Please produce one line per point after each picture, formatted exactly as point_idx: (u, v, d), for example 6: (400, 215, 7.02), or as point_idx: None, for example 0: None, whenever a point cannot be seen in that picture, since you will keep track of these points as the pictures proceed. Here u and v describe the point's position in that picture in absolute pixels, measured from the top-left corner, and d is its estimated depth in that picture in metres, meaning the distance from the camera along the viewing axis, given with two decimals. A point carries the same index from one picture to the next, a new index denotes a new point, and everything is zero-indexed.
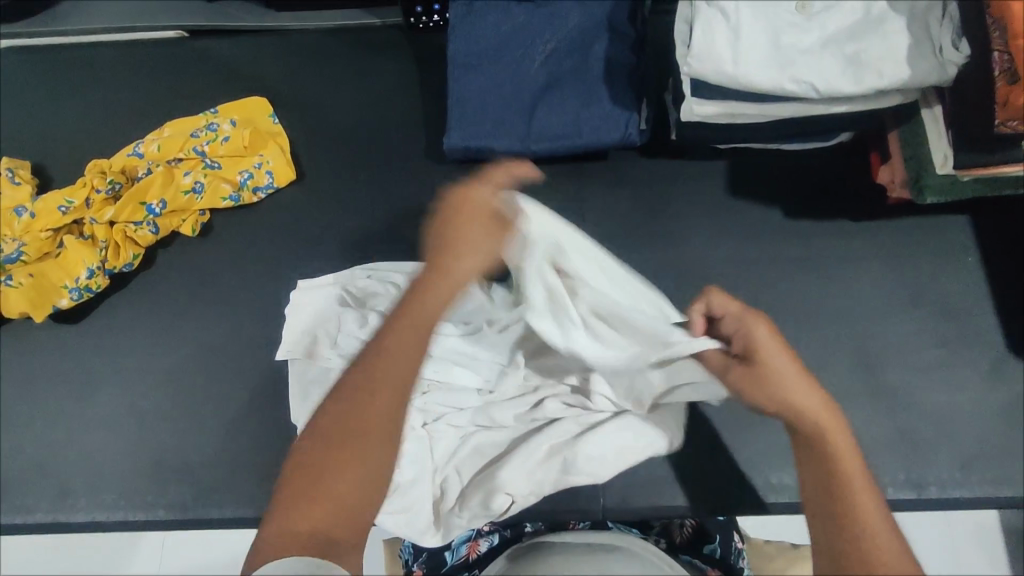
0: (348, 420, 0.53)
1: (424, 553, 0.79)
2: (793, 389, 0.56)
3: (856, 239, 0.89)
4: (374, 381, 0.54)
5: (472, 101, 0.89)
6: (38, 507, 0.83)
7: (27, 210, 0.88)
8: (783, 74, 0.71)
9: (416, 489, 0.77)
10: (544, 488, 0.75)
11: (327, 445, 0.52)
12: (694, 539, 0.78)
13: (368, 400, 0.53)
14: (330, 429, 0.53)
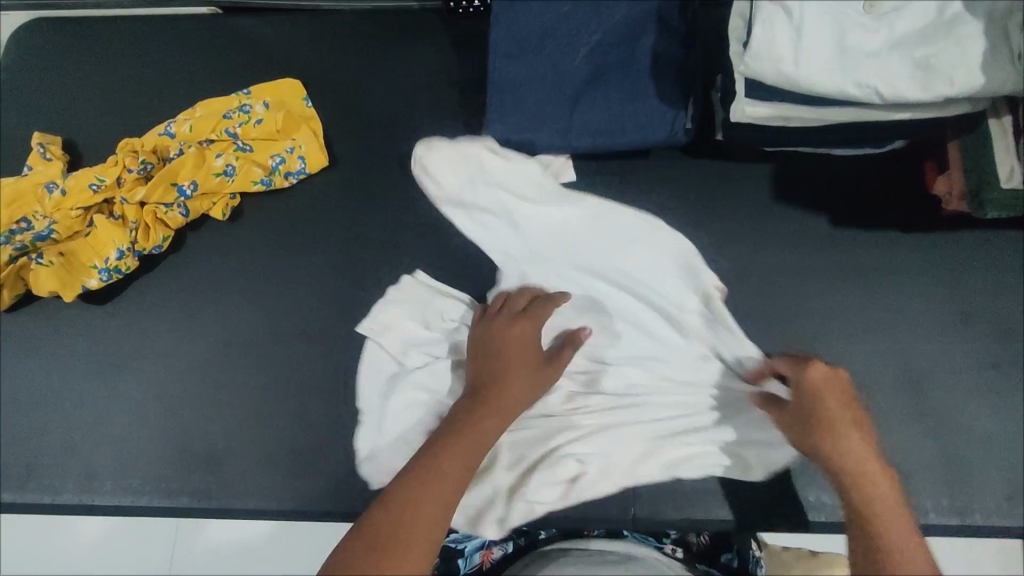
0: (402, 526, 0.60)
1: (437, 558, 0.80)
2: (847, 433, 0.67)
3: (903, 252, 0.86)
4: (426, 476, 0.64)
5: (512, 91, 0.86)
6: (64, 488, 0.82)
7: (58, 187, 0.86)
8: (846, 77, 0.68)
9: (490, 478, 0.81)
10: (621, 480, 0.80)
11: (372, 553, 0.57)
12: (711, 549, 0.81)
13: (416, 517, 0.61)
14: (381, 538, 0.59)
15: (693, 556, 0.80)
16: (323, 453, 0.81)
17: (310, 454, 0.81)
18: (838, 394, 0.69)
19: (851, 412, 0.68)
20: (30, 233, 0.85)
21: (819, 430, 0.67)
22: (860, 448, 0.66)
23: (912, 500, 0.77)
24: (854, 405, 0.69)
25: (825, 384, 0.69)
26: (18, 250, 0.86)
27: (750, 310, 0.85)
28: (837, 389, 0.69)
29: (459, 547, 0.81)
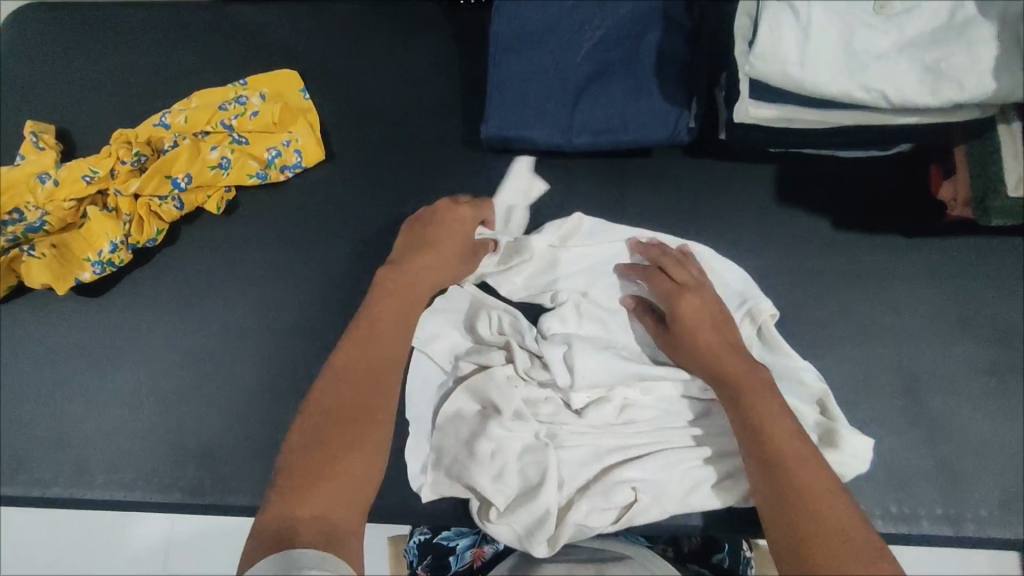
0: (345, 406, 0.66)
1: (429, 555, 0.81)
2: (707, 330, 0.75)
3: (905, 257, 0.85)
4: (361, 368, 0.69)
5: (513, 87, 0.86)
6: (54, 482, 0.81)
7: (51, 177, 0.85)
8: (853, 79, 0.66)
9: (538, 498, 0.72)
10: (673, 506, 0.74)
11: (327, 435, 0.63)
12: (703, 551, 0.81)
13: (358, 394, 0.67)
14: (331, 414, 0.65)
15: (684, 556, 0.80)
16: None
17: None
18: (701, 309, 0.76)
19: (713, 319, 0.76)
20: (22, 225, 0.85)
21: (690, 345, 0.75)
22: (723, 344, 0.74)
23: (907, 509, 0.76)
24: (719, 311, 0.77)
25: (689, 301, 0.76)
26: (10, 242, 0.85)
27: None
28: (700, 303, 0.76)
29: (451, 544, 0.81)
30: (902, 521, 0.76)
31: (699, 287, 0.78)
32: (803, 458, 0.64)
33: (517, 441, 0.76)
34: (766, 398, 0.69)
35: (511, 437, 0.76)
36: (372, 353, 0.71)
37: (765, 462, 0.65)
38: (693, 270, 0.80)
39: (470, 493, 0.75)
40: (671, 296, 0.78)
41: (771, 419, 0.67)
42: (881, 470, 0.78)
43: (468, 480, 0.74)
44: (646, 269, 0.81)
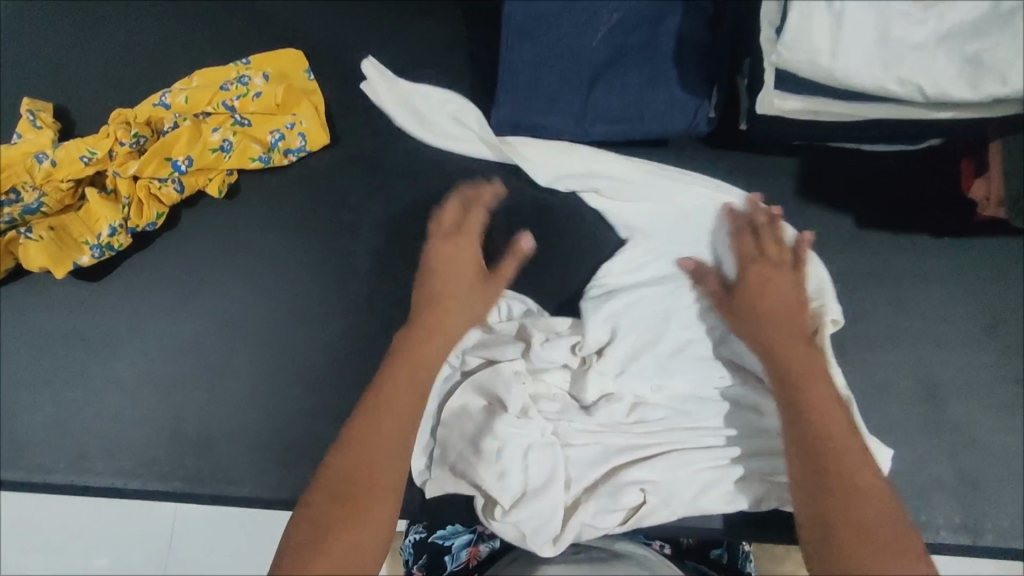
0: (357, 476, 0.60)
1: (425, 554, 0.79)
2: (770, 298, 0.71)
3: (932, 258, 0.82)
4: (370, 435, 0.62)
5: (525, 72, 0.83)
6: (54, 468, 0.80)
7: (47, 157, 0.82)
8: (888, 72, 0.63)
9: (543, 496, 0.71)
10: (681, 508, 0.72)
11: (337, 504, 0.59)
12: (701, 548, 0.80)
13: (371, 470, 0.61)
14: (337, 487, 0.60)
15: (681, 552, 0.79)
16: (318, 442, 0.79)
17: (305, 444, 0.79)
18: (767, 280, 0.72)
19: (785, 295, 0.71)
20: (18, 206, 0.82)
21: (747, 306, 0.72)
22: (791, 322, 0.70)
23: (925, 517, 0.74)
24: (792, 288, 0.72)
25: (760, 272, 0.73)
26: (7, 224, 0.83)
27: None
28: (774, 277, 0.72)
29: (447, 543, 0.79)
30: (919, 529, 0.74)
31: (779, 263, 0.74)
32: (842, 444, 0.61)
33: (523, 439, 0.74)
34: (820, 386, 0.65)
35: (518, 434, 0.74)
36: (385, 417, 0.64)
37: (800, 434, 0.63)
38: (783, 248, 0.75)
39: (475, 490, 0.74)
40: (744, 265, 0.74)
41: (821, 399, 0.64)
42: (900, 477, 0.75)
43: (473, 477, 0.73)
44: (739, 227, 0.78)
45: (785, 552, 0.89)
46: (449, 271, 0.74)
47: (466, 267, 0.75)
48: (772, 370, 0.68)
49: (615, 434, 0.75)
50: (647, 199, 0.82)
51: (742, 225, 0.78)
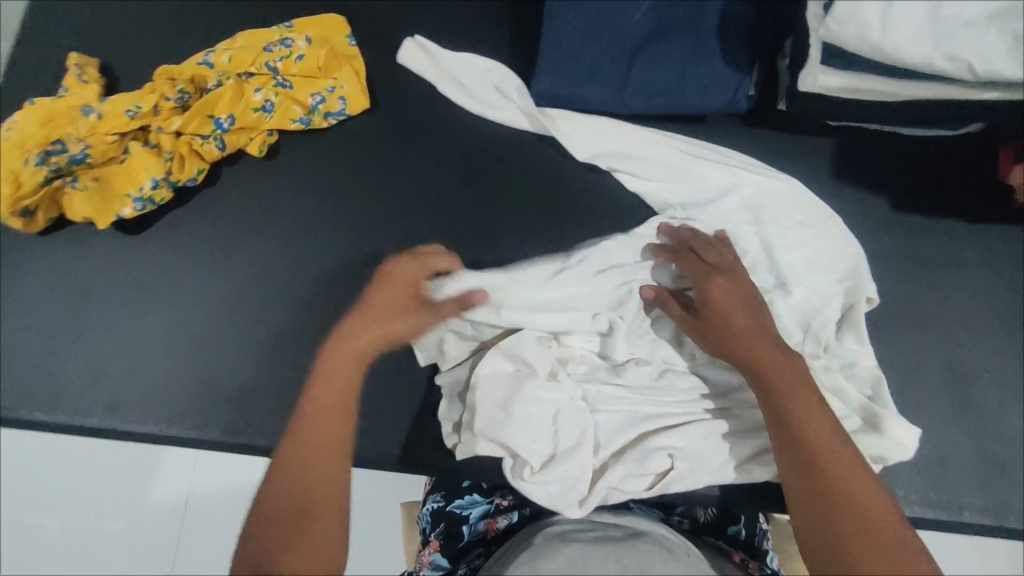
0: (297, 499, 0.60)
1: (442, 522, 0.78)
2: (740, 313, 0.68)
3: (966, 243, 0.82)
4: (309, 456, 0.62)
5: (568, 43, 0.83)
6: (92, 413, 0.82)
7: (94, 110, 0.84)
8: (937, 48, 0.63)
9: (574, 458, 0.72)
10: (708, 476, 0.74)
11: (278, 527, 0.59)
12: (717, 523, 0.78)
13: (308, 487, 0.61)
14: (275, 511, 0.60)
15: (699, 528, 0.77)
16: None
17: None
18: (736, 297, 0.70)
19: (745, 306, 0.69)
20: (65, 156, 0.82)
21: (720, 326, 0.68)
22: (764, 336, 0.67)
23: (950, 497, 0.75)
24: (751, 297, 0.70)
25: (719, 286, 0.70)
26: (53, 172, 0.83)
27: None
28: (730, 287, 0.70)
29: (464, 514, 0.78)
30: (943, 508, 0.75)
31: (732, 273, 0.72)
32: (836, 457, 0.59)
33: (552, 404, 0.75)
34: (801, 394, 0.63)
35: (546, 395, 0.75)
36: (318, 433, 0.63)
37: (796, 457, 0.60)
38: (725, 254, 0.75)
39: (504, 451, 0.74)
40: (704, 283, 0.71)
41: (806, 412, 0.62)
42: (925, 457, 0.76)
43: (505, 438, 0.73)
44: (676, 250, 0.77)
45: None
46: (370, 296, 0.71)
47: (394, 298, 0.71)
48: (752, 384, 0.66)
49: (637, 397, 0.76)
50: (688, 173, 0.83)
51: (686, 241, 0.77)
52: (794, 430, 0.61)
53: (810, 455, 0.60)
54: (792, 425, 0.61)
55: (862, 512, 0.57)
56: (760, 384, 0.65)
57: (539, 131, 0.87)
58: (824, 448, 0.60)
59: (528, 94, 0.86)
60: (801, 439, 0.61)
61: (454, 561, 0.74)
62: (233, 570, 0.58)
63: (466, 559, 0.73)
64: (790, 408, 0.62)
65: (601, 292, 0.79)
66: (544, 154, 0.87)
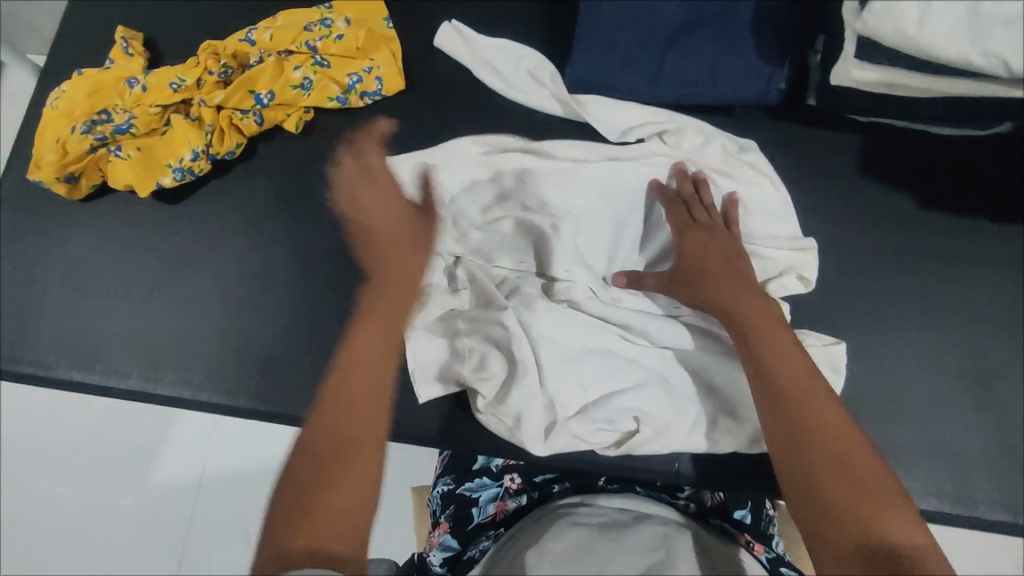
0: (339, 436, 0.58)
1: (451, 504, 0.77)
2: (714, 262, 0.73)
3: (992, 243, 0.83)
4: (346, 398, 0.60)
5: (603, 32, 0.85)
6: (129, 374, 0.84)
7: (139, 83, 0.87)
8: (973, 45, 0.63)
9: (535, 412, 0.76)
10: (674, 443, 0.77)
11: (324, 461, 0.57)
12: (724, 507, 0.77)
13: (347, 421, 0.59)
14: (312, 447, 0.58)
15: (706, 512, 0.76)
16: None
17: None
18: (711, 248, 0.74)
19: (719, 255, 0.73)
20: (111, 125, 0.85)
21: (696, 275, 0.72)
22: (741, 282, 0.70)
23: (967, 492, 0.76)
24: (727, 247, 0.74)
25: (695, 239, 0.75)
26: (98, 141, 0.85)
27: (821, 279, 0.82)
28: (705, 240, 0.75)
29: (474, 496, 0.78)
30: (960, 503, 0.75)
31: (713, 229, 0.76)
32: (804, 384, 0.61)
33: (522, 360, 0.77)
34: (767, 328, 0.65)
35: (533, 356, 0.77)
36: (353, 372, 0.62)
37: (766, 390, 0.62)
38: (714, 215, 0.78)
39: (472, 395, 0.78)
40: (681, 237, 0.76)
41: (770, 344, 0.64)
42: (944, 452, 0.77)
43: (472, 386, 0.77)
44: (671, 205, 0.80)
45: None
46: (363, 215, 0.73)
47: (386, 205, 0.74)
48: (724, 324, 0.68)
49: (620, 357, 0.79)
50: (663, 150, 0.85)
51: (681, 198, 0.80)
52: (759, 363, 0.63)
53: (777, 386, 0.61)
54: (757, 360, 0.64)
55: (832, 435, 0.57)
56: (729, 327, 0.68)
57: (570, 118, 0.88)
58: (788, 376, 0.61)
59: (561, 80, 0.87)
60: (766, 371, 0.62)
61: (465, 543, 0.74)
62: (270, 515, 0.56)
63: (477, 540, 0.73)
64: (756, 342, 0.65)
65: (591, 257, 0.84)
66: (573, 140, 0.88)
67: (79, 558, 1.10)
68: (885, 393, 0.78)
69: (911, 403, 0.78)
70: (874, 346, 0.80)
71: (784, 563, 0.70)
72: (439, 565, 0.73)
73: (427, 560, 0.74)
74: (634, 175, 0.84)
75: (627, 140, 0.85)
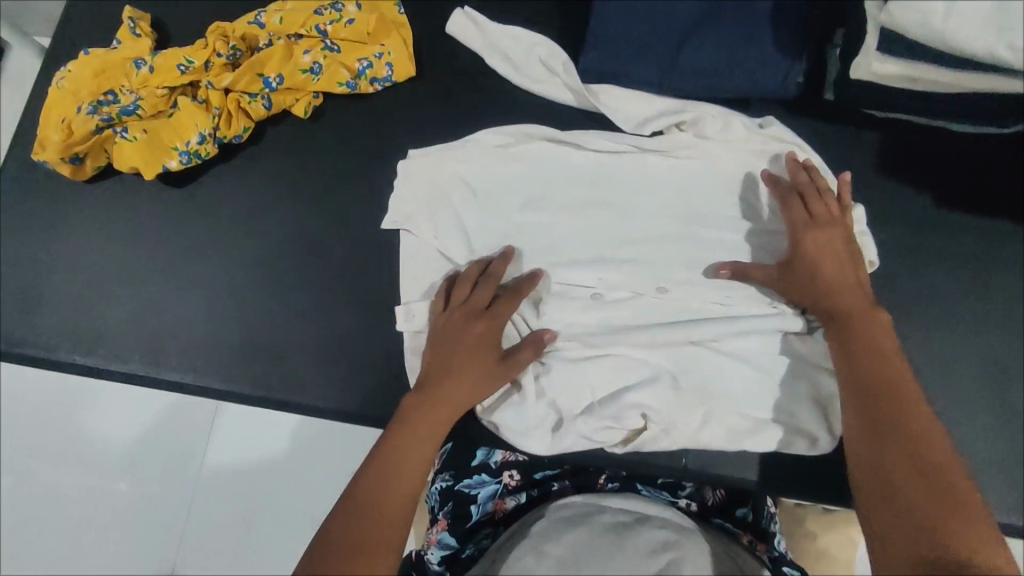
0: (360, 535, 0.58)
1: (451, 501, 0.75)
2: (828, 261, 0.71)
3: (1009, 243, 0.81)
4: (377, 496, 0.60)
5: (617, 22, 0.84)
6: (131, 358, 0.84)
7: (146, 63, 0.85)
8: (1000, 38, 0.61)
9: (528, 406, 0.76)
10: (683, 439, 0.76)
11: (340, 557, 0.56)
12: (725, 505, 0.76)
13: (375, 521, 0.59)
14: (336, 540, 0.57)
15: (708, 510, 0.76)
16: (382, 358, 0.81)
17: (367, 360, 0.82)
18: (830, 249, 0.71)
19: (839, 257, 0.71)
20: (116, 106, 0.84)
21: (807, 273, 0.71)
22: (852, 287, 0.69)
23: (978, 495, 0.75)
24: (848, 249, 0.71)
25: (814, 238, 0.72)
26: (104, 122, 0.84)
27: None
28: (826, 239, 0.72)
29: (473, 493, 0.76)
30: None
31: (832, 224, 0.73)
32: (906, 394, 0.60)
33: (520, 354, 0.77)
34: (874, 335, 0.65)
35: None
36: (387, 477, 0.62)
37: (867, 392, 0.61)
38: (834, 206, 0.74)
39: None
40: (798, 233, 0.73)
41: (878, 353, 0.64)
42: (956, 454, 0.76)
43: None
44: (786, 189, 0.76)
45: (804, 512, 0.92)
46: (452, 343, 0.72)
47: (491, 342, 0.72)
48: (827, 326, 0.68)
49: (628, 356, 0.77)
50: (680, 146, 0.83)
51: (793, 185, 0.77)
52: (864, 367, 0.63)
53: (879, 392, 0.61)
54: (864, 365, 0.63)
55: (928, 448, 0.56)
56: (833, 330, 0.67)
57: (584, 107, 0.87)
58: (891, 386, 0.61)
59: (574, 71, 0.85)
60: (868, 376, 0.62)
61: (463, 543, 0.72)
62: None
63: (475, 539, 0.72)
64: (861, 347, 0.64)
65: (602, 247, 0.81)
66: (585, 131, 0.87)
67: (79, 543, 1.10)
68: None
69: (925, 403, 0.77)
70: None
71: (787, 561, 0.69)
72: (438, 563, 0.72)
73: (426, 558, 0.72)
74: (644, 168, 0.83)
75: (642, 132, 0.84)
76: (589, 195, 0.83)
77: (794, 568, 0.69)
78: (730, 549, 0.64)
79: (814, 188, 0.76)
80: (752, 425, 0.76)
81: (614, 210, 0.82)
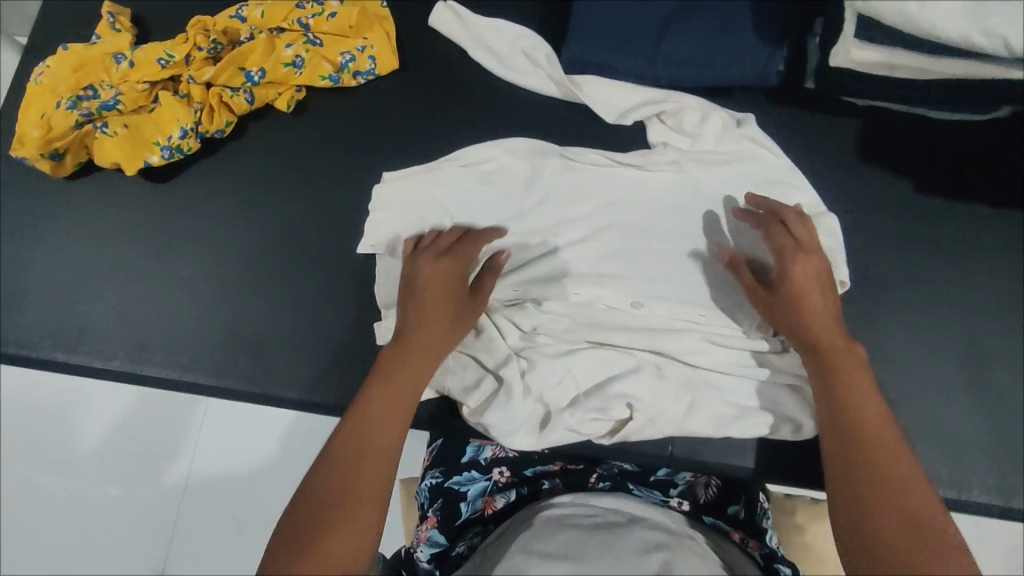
0: (343, 480, 0.56)
1: (440, 498, 0.74)
2: (811, 291, 0.68)
3: (988, 229, 0.82)
4: (356, 443, 0.59)
5: (598, 14, 0.84)
6: (114, 355, 0.83)
7: (126, 58, 0.85)
8: (973, 22, 0.62)
9: (514, 402, 0.74)
10: (669, 428, 0.76)
11: (324, 504, 0.55)
12: (717, 502, 0.73)
13: (357, 467, 0.57)
14: (317, 494, 0.56)
15: (699, 508, 0.73)
16: (368, 352, 0.81)
17: (353, 353, 0.81)
18: (813, 282, 0.69)
19: (821, 287, 0.69)
20: (96, 101, 0.83)
21: (791, 303, 0.69)
22: (831, 323, 0.67)
23: (960, 476, 0.75)
24: (829, 281, 0.70)
25: (801, 267, 0.69)
26: (84, 117, 0.83)
27: None
28: (811, 268, 0.69)
29: (463, 491, 0.75)
30: (953, 487, 0.75)
31: (813, 255, 0.71)
32: (885, 435, 0.59)
33: (504, 348, 0.76)
34: (855, 372, 0.63)
35: (510, 346, 0.77)
36: (366, 424, 0.60)
37: (846, 433, 0.60)
38: (812, 236, 0.72)
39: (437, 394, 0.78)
40: (783, 260, 0.70)
41: (858, 393, 0.62)
42: (938, 437, 0.77)
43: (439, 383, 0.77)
44: (761, 221, 0.75)
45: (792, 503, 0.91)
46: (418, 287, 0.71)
47: (456, 279, 0.72)
48: (811, 358, 0.66)
49: (612, 347, 0.78)
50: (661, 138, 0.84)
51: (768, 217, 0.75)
52: (845, 406, 0.62)
53: (859, 433, 0.59)
54: (847, 404, 0.62)
55: (905, 489, 0.56)
56: (817, 362, 0.65)
57: (567, 98, 0.87)
58: (871, 425, 0.60)
59: (557, 61, 0.85)
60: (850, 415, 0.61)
61: (453, 541, 0.71)
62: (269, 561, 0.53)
63: (465, 536, 0.70)
64: (844, 387, 0.63)
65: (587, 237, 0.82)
66: (569, 122, 0.87)
67: (66, 545, 1.09)
68: (882, 378, 0.78)
69: (907, 387, 0.78)
70: (869, 332, 0.79)
71: (779, 558, 0.66)
72: (426, 561, 0.70)
73: (415, 556, 0.71)
74: (627, 161, 0.84)
75: (623, 123, 0.84)
76: (573, 187, 0.83)
77: (787, 566, 0.65)
78: (719, 549, 0.64)
79: (788, 219, 0.74)
80: (738, 412, 0.76)
81: (599, 202, 0.83)
